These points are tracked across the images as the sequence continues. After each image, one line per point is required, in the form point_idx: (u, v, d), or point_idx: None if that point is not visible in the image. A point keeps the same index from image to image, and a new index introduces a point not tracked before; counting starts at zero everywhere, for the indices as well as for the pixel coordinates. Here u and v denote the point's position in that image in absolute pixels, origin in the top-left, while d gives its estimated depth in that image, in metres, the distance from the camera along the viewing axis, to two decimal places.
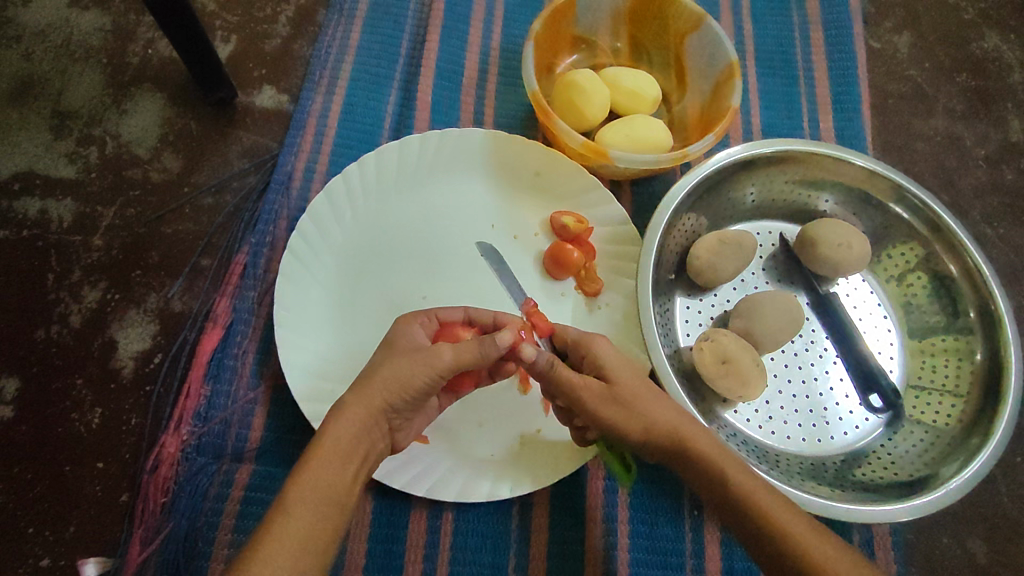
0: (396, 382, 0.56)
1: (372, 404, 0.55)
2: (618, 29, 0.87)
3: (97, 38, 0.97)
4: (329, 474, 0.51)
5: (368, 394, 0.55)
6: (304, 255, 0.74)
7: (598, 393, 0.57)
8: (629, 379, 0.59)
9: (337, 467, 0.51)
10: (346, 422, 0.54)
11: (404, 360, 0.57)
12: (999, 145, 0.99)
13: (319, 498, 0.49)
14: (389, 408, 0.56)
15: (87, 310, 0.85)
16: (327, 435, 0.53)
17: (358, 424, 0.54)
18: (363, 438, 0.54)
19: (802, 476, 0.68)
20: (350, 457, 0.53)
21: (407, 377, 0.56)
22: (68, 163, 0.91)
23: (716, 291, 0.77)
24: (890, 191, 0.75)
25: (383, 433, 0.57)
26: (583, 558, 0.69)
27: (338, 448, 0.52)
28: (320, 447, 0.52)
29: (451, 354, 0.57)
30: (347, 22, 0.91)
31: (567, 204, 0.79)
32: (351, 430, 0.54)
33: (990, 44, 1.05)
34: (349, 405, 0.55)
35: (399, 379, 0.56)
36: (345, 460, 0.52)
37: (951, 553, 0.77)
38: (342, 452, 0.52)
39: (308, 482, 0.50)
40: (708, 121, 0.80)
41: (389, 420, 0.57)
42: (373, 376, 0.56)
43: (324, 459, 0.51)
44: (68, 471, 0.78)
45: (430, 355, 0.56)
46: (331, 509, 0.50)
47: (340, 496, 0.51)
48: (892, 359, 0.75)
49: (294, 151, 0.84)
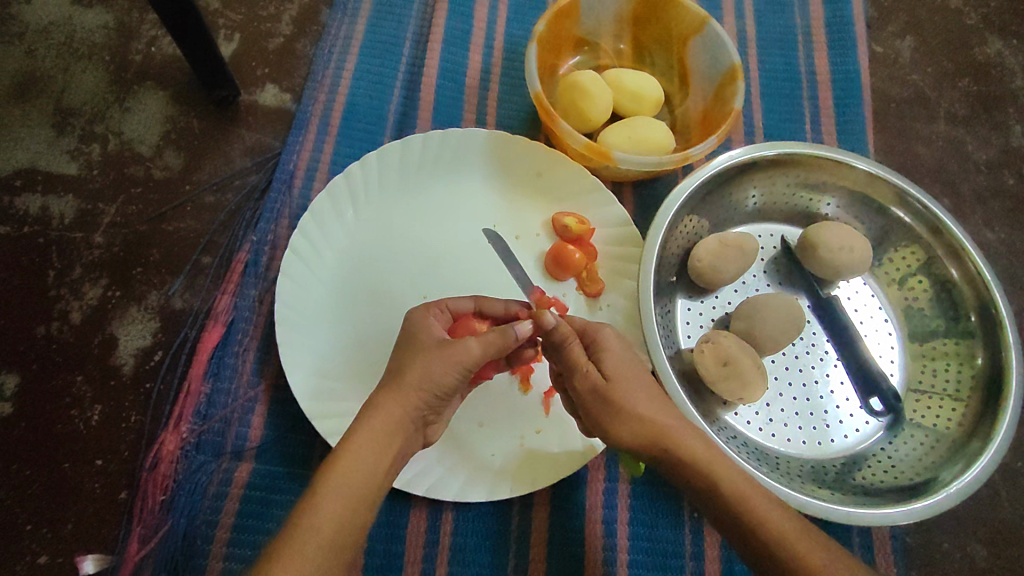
0: (427, 379, 0.56)
1: (407, 402, 0.55)
2: (621, 31, 0.87)
3: (99, 35, 0.97)
4: (359, 473, 0.51)
5: (401, 391, 0.55)
6: (305, 253, 0.74)
7: (591, 387, 0.58)
8: (628, 377, 0.58)
9: (368, 465, 0.52)
10: (379, 418, 0.54)
11: (429, 355, 0.57)
12: (1001, 150, 0.99)
13: (347, 495, 0.50)
14: (423, 404, 0.56)
15: (88, 307, 0.85)
16: (359, 431, 0.53)
17: (391, 419, 0.54)
18: (395, 435, 0.54)
19: (802, 480, 0.68)
20: (383, 453, 0.53)
21: (439, 374, 0.56)
22: (69, 160, 0.91)
23: (718, 294, 0.77)
24: (891, 194, 0.75)
25: (417, 429, 0.57)
26: (583, 560, 0.69)
27: (370, 445, 0.53)
28: (352, 444, 0.52)
29: (479, 348, 0.57)
30: (351, 22, 0.91)
31: (570, 205, 0.79)
32: (384, 428, 0.54)
33: (992, 49, 1.05)
34: (384, 401, 0.55)
35: (431, 377, 0.56)
36: (377, 457, 0.52)
37: (951, 558, 0.77)
38: (375, 449, 0.53)
39: (339, 478, 0.50)
40: (710, 123, 0.81)
41: (423, 417, 0.57)
42: (405, 372, 0.56)
43: (357, 455, 0.52)
44: (67, 467, 0.78)
45: (459, 351, 0.57)
46: (357, 507, 0.50)
47: (368, 493, 0.51)
48: (892, 362, 0.75)
49: (297, 148, 0.84)
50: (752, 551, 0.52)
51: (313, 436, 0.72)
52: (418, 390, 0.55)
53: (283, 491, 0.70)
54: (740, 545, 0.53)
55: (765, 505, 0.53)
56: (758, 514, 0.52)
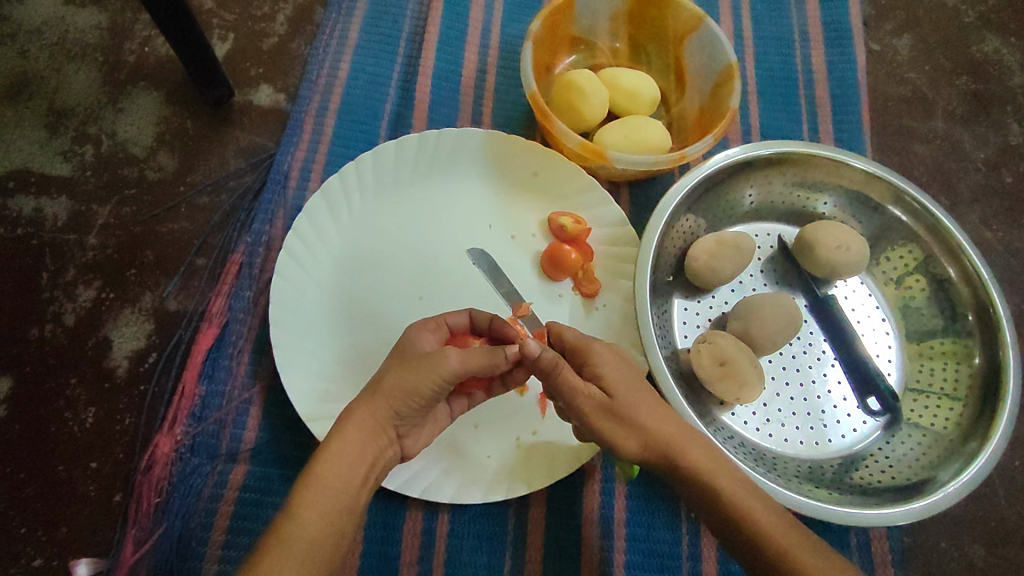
0: (400, 390, 0.55)
1: (378, 411, 0.55)
2: (618, 30, 0.87)
3: (93, 35, 0.96)
4: (336, 480, 0.51)
5: (375, 399, 0.55)
6: (300, 255, 0.73)
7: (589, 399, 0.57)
8: (622, 392, 0.57)
9: (344, 471, 0.52)
10: (353, 427, 0.54)
11: (409, 367, 0.56)
12: (999, 148, 0.99)
13: (320, 498, 0.50)
14: (395, 414, 0.56)
15: (81, 309, 0.84)
16: (334, 439, 0.53)
17: (363, 428, 0.54)
18: (369, 444, 0.54)
19: (800, 480, 0.67)
20: (356, 460, 0.53)
21: (411, 387, 0.55)
22: (62, 161, 0.90)
23: (714, 294, 0.77)
24: (888, 193, 0.75)
25: (391, 440, 0.57)
26: (580, 560, 0.69)
27: (345, 452, 0.53)
28: (325, 452, 0.52)
29: (457, 359, 0.56)
30: (346, 21, 0.91)
31: (564, 204, 0.79)
32: (357, 435, 0.54)
33: (990, 47, 1.04)
34: (357, 411, 0.55)
35: (408, 390, 0.55)
36: (352, 464, 0.53)
37: (949, 556, 0.77)
38: (350, 455, 0.53)
39: (315, 485, 0.50)
40: (707, 122, 0.80)
41: (395, 427, 0.57)
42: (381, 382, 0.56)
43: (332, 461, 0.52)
44: (61, 470, 0.78)
45: (436, 365, 0.56)
46: (335, 513, 0.50)
47: (348, 497, 0.51)
48: (890, 362, 0.75)
49: (291, 150, 0.84)
50: (750, 551, 0.52)
51: (309, 438, 0.72)
52: (389, 400, 0.55)
53: (277, 493, 0.69)
54: (736, 548, 0.53)
55: (766, 517, 0.52)
56: (757, 522, 0.52)
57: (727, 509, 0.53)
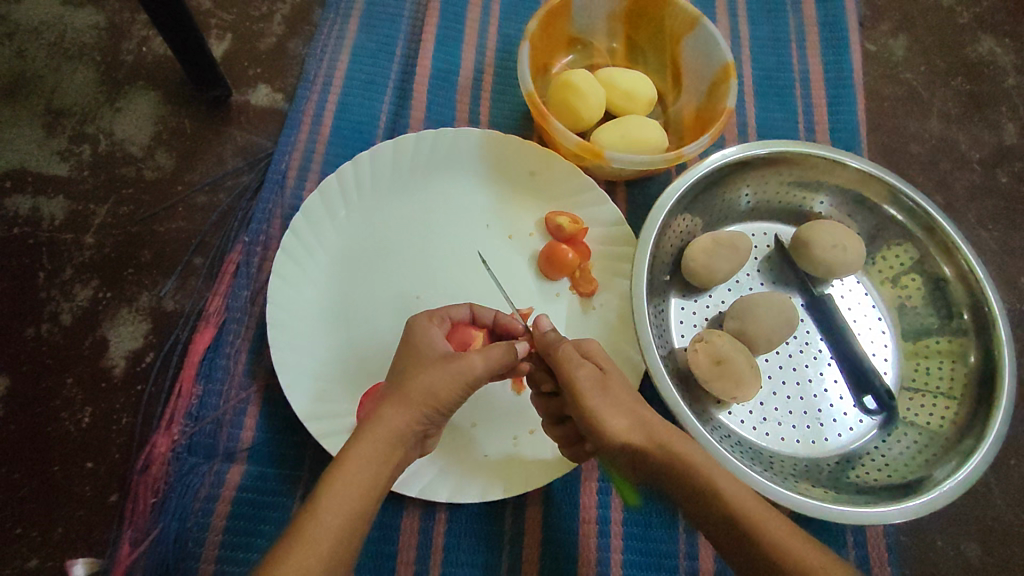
0: (430, 395, 0.55)
1: (408, 415, 0.54)
2: (614, 30, 0.87)
3: (91, 34, 0.96)
4: (359, 483, 0.51)
5: (406, 404, 0.54)
6: (298, 254, 0.73)
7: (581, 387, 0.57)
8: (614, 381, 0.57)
9: (368, 473, 0.51)
10: (378, 430, 0.53)
11: (432, 369, 0.56)
12: (994, 148, 0.99)
13: (347, 499, 0.50)
14: (425, 417, 0.55)
15: (78, 309, 0.84)
16: (360, 441, 0.53)
17: (390, 432, 0.53)
18: (396, 446, 0.54)
19: (795, 478, 0.68)
20: (383, 461, 0.52)
21: (441, 389, 0.55)
22: (60, 161, 0.90)
23: (711, 293, 0.77)
24: (884, 192, 0.75)
25: (417, 441, 0.57)
26: (577, 560, 0.69)
27: (372, 454, 0.52)
28: (352, 453, 0.52)
29: (481, 364, 0.56)
30: (343, 22, 0.91)
31: (561, 204, 0.79)
32: (384, 437, 0.53)
33: (984, 48, 1.05)
34: (385, 413, 0.54)
35: (435, 392, 0.55)
36: (377, 466, 0.52)
37: (944, 555, 0.77)
38: (376, 456, 0.52)
39: (341, 488, 0.50)
40: (703, 122, 0.80)
41: (424, 429, 0.56)
42: (407, 385, 0.55)
43: (356, 464, 0.51)
44: (56, 471, 0.78)
45: (461, 365, 0.56)
46: (353, 518, 0.49)
47: (369, 499, 0.51)
48: (886, 361, 0.75)
49: (288, 150, 0.84)
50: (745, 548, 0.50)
51: (306, 437, 0.72)
52: (421, 406, 0.55)
53: (275, 492, 0.69)
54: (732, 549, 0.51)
55: (760, 517, 0.50)
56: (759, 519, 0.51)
57: (724, 508, 0.52)
